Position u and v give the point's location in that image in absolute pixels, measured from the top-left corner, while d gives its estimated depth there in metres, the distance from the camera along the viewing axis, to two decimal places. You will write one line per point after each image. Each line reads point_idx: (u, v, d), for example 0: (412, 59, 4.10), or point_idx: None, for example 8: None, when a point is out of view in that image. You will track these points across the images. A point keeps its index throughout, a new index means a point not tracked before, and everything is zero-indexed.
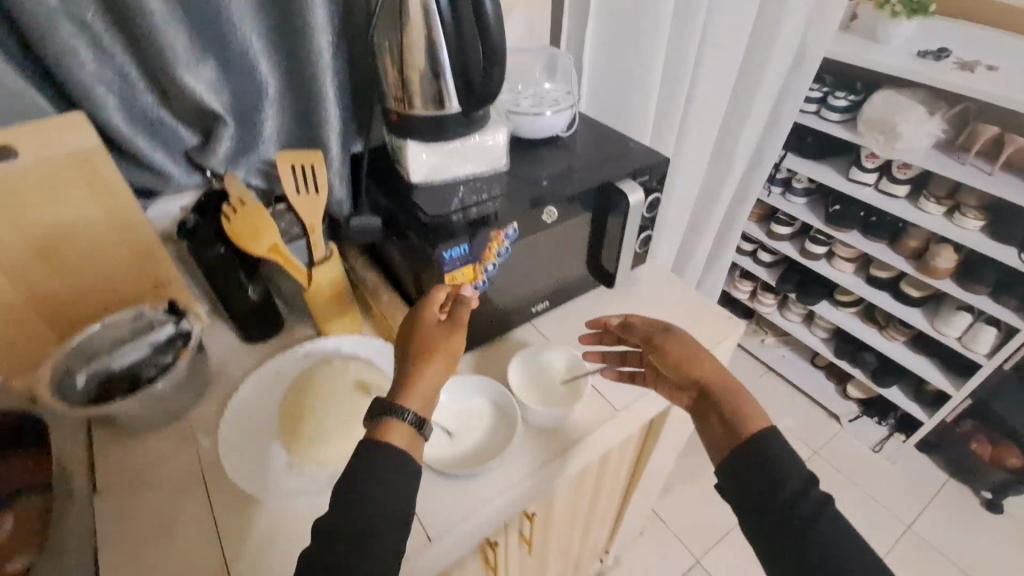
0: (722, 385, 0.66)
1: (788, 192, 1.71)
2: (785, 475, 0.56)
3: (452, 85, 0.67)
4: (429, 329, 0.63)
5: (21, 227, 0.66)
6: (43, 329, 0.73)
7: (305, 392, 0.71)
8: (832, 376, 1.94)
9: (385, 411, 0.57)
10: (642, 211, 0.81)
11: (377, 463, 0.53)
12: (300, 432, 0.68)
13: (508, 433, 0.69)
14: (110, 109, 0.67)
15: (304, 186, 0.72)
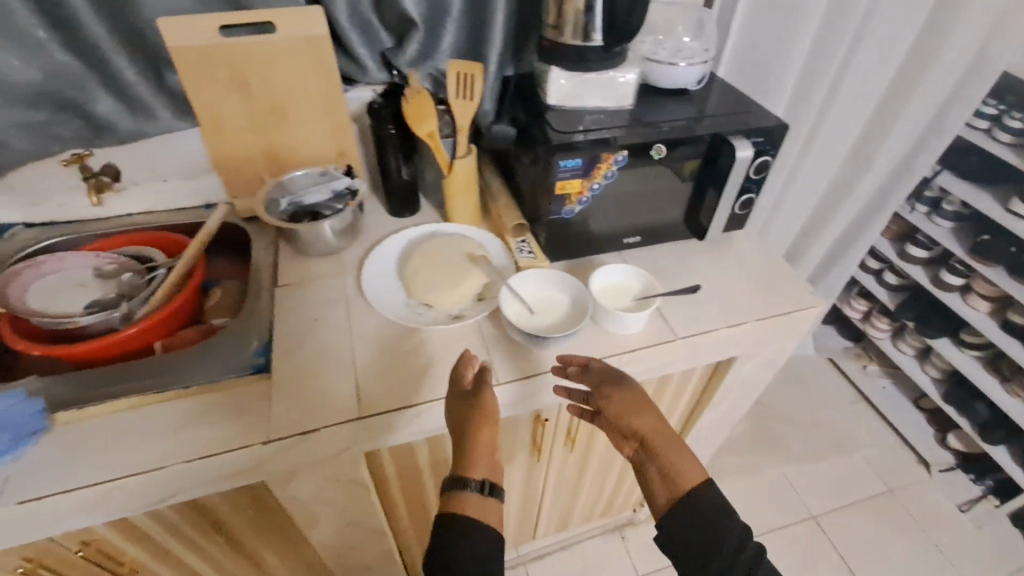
0: (664, 441, 0.69)
1: (935, 213, 1.59)
2: (726, 532, 0.62)
3: (599, 21, 0.80)
4: (482, 420, 0.69)
5: (264, 84, 0.91)
6: (263, 169, 0.99)
7: (425, 251, 0.88)
8: (934, 422, 1.79)
9: (455, 483, 0.66)
10: (747, 169, 0.87)
11: (479, 541, 0.62)
12: (416, 279, 0.85)
13: (580, 319, 0.81)
14: (340, 6, 0.89)
15: (461, 92, 0.88)
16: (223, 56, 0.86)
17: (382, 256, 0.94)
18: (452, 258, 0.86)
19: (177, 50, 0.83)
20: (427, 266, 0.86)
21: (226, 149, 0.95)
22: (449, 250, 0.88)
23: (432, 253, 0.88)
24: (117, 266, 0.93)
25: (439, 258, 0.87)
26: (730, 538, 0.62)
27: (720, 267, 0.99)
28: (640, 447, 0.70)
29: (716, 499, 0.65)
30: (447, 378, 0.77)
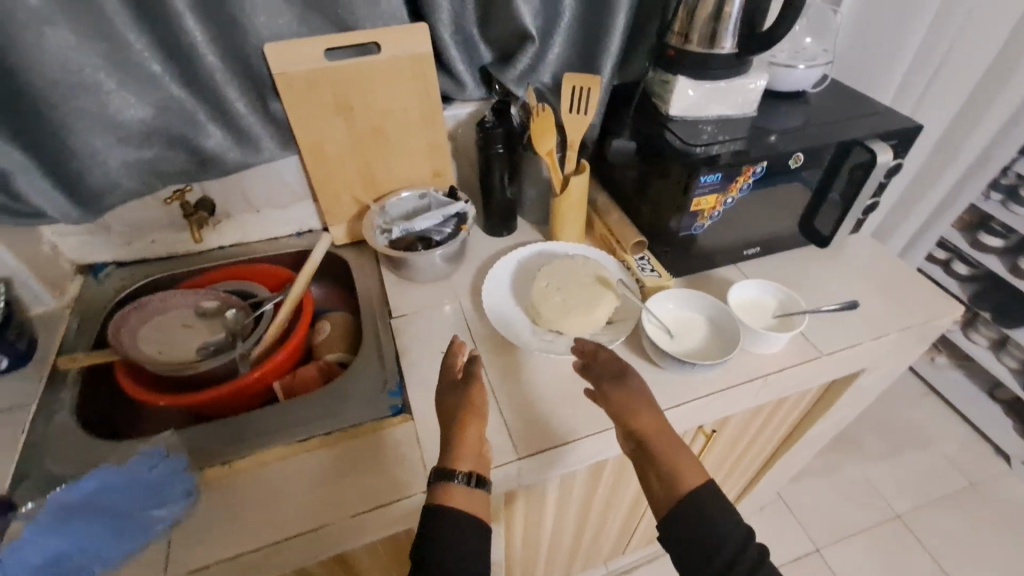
0: (661, 438, 0.63)
1: (1011, 201, 1.53)
2: (727, 534, 0.57)
3: (733, 27, 0.75)
4: (456, 398, 0.66)
5: (366, 107, 0.87)
6: (361, 195, 0.95)
7: (548, 273, 0.85)
8: (1011, 413, 1.75)
9: (439, 474, 0.59)
10: (883, 175, 0.82)
11: (453, 522, 0.56)
12: (542, 301, 0.81)
13: (727, 345, 0.77)
14: (444, 23, 0.83)
15: (576, 106, 0.83)
16: (328, 80, 0.82)
17: (496, 277, 0.90)
18: (578, 280, 0.83)
19: (282, 76, 0.79)
20: (552, 289, 0.82)
21: (326, 176, 0.92)
22: (574, 272, 0.84)
23: (556, 275, 0.84)
24: (219, 301, 0.89)
25: (565, 280, 0.83)
26: (732, 539, 0.58)
27: (841, 275, 0.95)
28: (628, 439, 0.65)
29: (715, 498, 0.60)
30: (595, 410, 0.75)
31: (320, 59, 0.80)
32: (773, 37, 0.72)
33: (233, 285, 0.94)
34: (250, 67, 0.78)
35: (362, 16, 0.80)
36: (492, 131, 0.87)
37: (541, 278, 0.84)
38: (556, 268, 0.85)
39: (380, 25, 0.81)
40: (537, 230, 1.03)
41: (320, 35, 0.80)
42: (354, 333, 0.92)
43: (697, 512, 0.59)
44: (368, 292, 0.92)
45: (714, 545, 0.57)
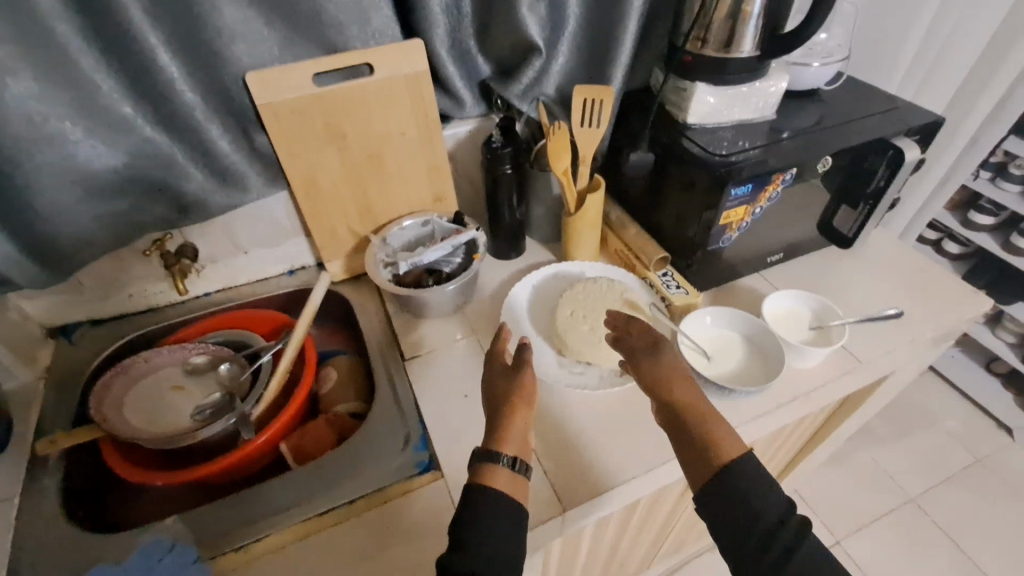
0: (698, 408, 0.60)
1: (1000, 178, 1.53)
2: (769, 505, 0.54)
3: (754, 31, 0.70)
4: (502, 384, 0.63)
5: (360, 133, 0.80)
6: (359, 226, 0.89)
7: (572, 301, 0.79)
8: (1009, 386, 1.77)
9: (484, 455, 0.56)
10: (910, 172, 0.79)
11: (494, 510, 0.53)
12: (570, 332, 0.76)
13: (771, 368, 0.72)
14: (440, 36, 0.77)
15: (587, 120, 0.78)
16: (318, 108, 0.76)
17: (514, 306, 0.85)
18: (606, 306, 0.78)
19: (269, 106, 0.72)
20: (580, 317, 0.77)
21: (321, 210, 0.85)
22: (600, 298, 0.79)
23: (581, 301, 0.79)
24: (210, 355, 0.81)
25: (591, 307, 0.78)
26: (773, 507, 0.54)
27: (866, 275, 0.92)
28: (663, 410, 0.62)
29: (758, 472, 0.56)
30: (640, 447, 0.69)
31: (309, 85, 0.73)
32: (797, 39, 0.68)
33: (224, 335, 0.86)
34: (231, 99, 0.70)
35: (351, 36, 0.73)
36: (500, 151, 0.82)
37: (564, 307, 0.79)
38: (580, 295, 0.80)
39: (371, 45, 0.75)
40: (547, 249, 0.97)
41: (307, 59, 0.73)
42: (363, 379, 0.85)
43: (733, 484, 0.55)
44: (376, 330, 0.86)
45: (755, 517, 0.54)
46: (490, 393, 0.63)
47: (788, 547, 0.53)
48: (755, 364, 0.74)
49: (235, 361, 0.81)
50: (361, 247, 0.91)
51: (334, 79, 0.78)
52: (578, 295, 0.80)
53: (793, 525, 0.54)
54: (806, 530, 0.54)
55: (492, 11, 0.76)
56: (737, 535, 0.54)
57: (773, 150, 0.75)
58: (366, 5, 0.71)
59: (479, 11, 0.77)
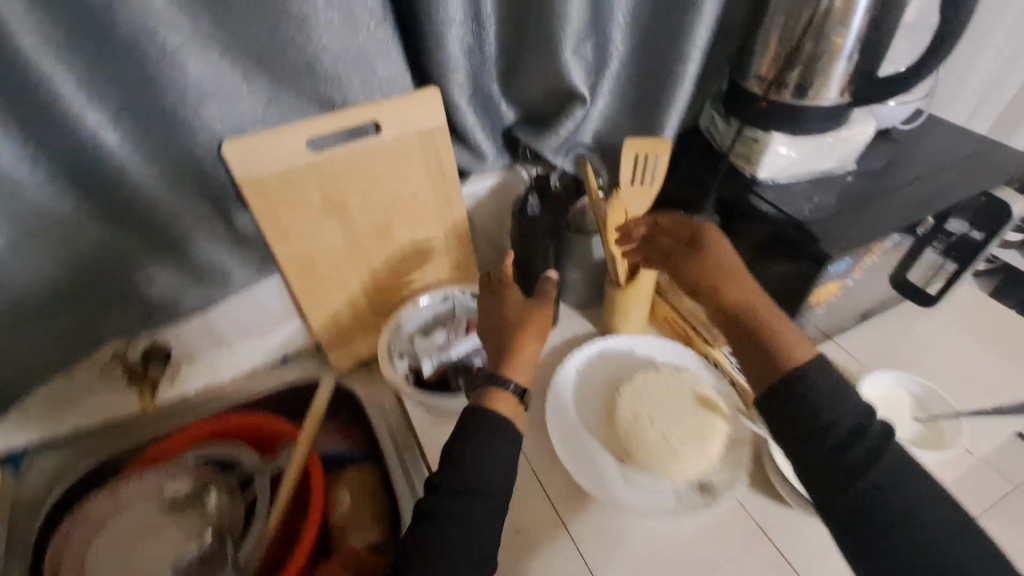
0: (763, 308, 0.54)
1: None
2: (841, 413, 0.47)
3: (847, 75, 0.58)
4: (514, 316, 0.61)
5: (365, 202, 0.66)
6: (365, 307, 0.74)
7: (630, 395, 0.66)
8: None
9: (490, 378, 0.56)
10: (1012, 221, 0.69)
11: (483, 424, 0.52)
12: (633, 440, 0.63)
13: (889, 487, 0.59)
14: (460, 85, 0.63)
15: (637, 176, 0.65)
16: (313, 176, 0.61)
17: (558, 400, 0.71)
18: (676, 401, 0.65)
19: (252, 180, 0.58)
20: (644, 418, 0.64)
21: (320, 293, 0.70)
22: (667, 392, 0.66)
23: (645, 398, 0.66)
24: (193, 480, 0.65)
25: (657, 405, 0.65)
26: (853, 415, 0.47)
27: (950, 334, 0.80)
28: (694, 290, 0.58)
29: (833, 377, 0.49)
30: None
31: (303, 151, 0.59)
32: (901, 84, 0.56)
33: (204, 451, 0.68)
34: (204, 177, 0.56)
35: (353, 89, 0.59)
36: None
37: (624, 406, 0.66)
38: (640, 388, 0.67)
39: (377, 98, 0.61)
40: (584, 317, 0.84)
41: (298, 118, 0.59)
42: (381, 493, 0.70)
43: (796, 391, 0.48)
44: (396, 435, 0.72)
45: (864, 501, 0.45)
46: (497, 312, 0.62)
47: (870, 456, 0.45)
48: None
49: (224, 485, 0.66)
50: (369, 330, 0.76)
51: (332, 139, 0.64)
52: (640, 391, 0.67)
53: (861, 411, 0.47)
54: (891, 438, 0.46)
55: (523, 53, 0.63)
56: (791, 416, 0.48)
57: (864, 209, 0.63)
58: (372, 51, 0.57)
59: (507, 53, 0.64)
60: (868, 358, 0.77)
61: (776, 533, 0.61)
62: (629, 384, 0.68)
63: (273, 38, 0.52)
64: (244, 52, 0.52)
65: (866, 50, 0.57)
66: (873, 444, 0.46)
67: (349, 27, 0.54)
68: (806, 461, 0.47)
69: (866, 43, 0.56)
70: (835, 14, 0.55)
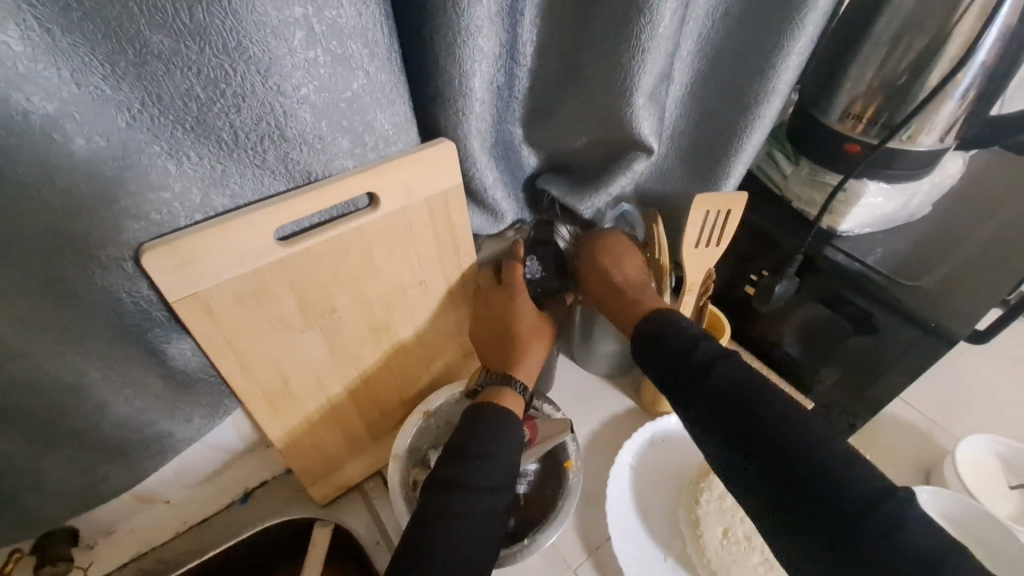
0: (638, 270, 0.56)
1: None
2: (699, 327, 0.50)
3: (959, 115, 0.48)
4: (500, 313, 0.55)
5: (359, 299, 0.48)
6: (358, 424, 0.56)
7: (714, 507, 0.55)
8: None
9: (502, 377, 0.52)
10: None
11: (501, 418, 0.49)
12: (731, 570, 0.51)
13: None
14: (479, 133, 0.47)
15: (705, 238, 0.53)
16: (286, 279, 0.43)
17: (620, 515, 0.57)
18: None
19: (195, 297, 0.39)
20: (737, 537, 0.53)
21: (298, 422, 0.51)
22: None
23: (734, 509, 0.55)
24: None
25: (750, 519, 0.54)
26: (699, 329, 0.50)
27: (999, 372, 0.75)
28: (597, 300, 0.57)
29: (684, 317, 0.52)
30: None
31: (270, 248, 0.40)
32: None
33: None
34: (113, 300, 0.36)
35: (340, 152, 0.41)
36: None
37: (711, 523, 0.55)
38: (725, 497, 0.56)
39: (373, 163, 0.43)
40: (619, 389, 0.70)
41: (259, 198, 0.40)
42: None
43: (668, 323, 0.51)
44: None
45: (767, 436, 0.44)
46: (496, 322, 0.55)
47: (711, 364, 0.47)
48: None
49: None
50: (361, 448, 0.58)
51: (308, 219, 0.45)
52: (725, 502, 0.56)
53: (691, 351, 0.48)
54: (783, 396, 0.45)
55: (564, 91, 0.48)
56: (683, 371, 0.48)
57: (959, 265, 0.53)
58: (369, 101, 0.39)
59: (542, 90, 0.48)
60: (939, 414, 0.69)
61: None
62: (709, 493, 0.56)
63: (220, 93, 0.33)
64: (174, 117, 0.33)
65: (990, 83, 0.47)
66: (730, 369, 0.46)
67: (339, 71, 0.36)
68: (686, 400, 0.48)
69: (991, 76, 0.46)
70: (961, 42, 0.44)
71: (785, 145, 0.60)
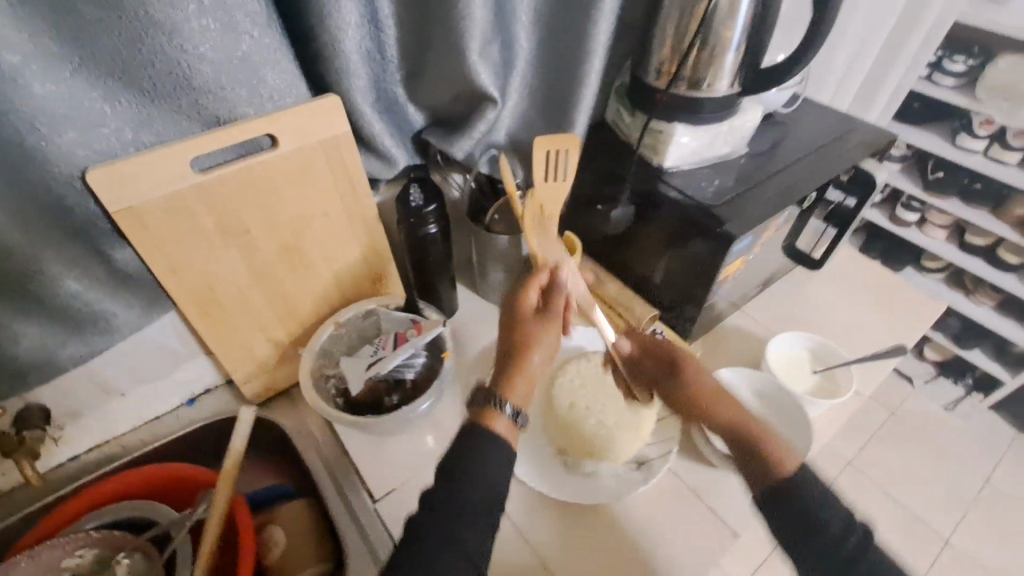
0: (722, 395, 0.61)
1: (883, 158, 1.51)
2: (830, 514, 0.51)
3: (733, 67, 0.62)
4: (519, 320, 0.57)
5: (269, 223, 0.60)
6: (281, 333, 0.69)
7: (565, 387, 0.70)
8: None
9: (484, 397, 0.52)
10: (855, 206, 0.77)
11: (477, 443, 0.50)
12: (570, 430, 0.66)
13: (799, 441, 0.65)
14: (361, 90, 0.60)
15: (552, 174, 0.65)
16: (204, 201, 0.55)
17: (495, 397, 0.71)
18: (607, 390, 0.70)
19: (130, 211, 0.51)
20: (579, 408, 0.68)
21: (226, 325, 0.64)
22: (598, 378, 0.71)
23: (581, 388, 0.70)
24: (98, 547, 0.60)
25: (590, 393, 0.69)
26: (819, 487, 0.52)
27: (834, 293, 0.89)
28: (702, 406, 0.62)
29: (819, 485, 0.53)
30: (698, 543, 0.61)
31: (188, 174, 0.53)
32: (784, 72, 0.62)
33: (108, 516, 0.62)
34: (67, 208, 0.49)
35: (240, 101, 0.54)
36: (424, 209, 0.67)
37: (560, 398, 0.69)
38: (573, 379, 0.71)
39: (269, 111, 0.56)
40: None
41: (177, 137, 0.53)
42: (319, 529, 0.66)
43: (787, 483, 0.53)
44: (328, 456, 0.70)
45: (808, 520, 0.51)
46: (506, 314, 0.58)
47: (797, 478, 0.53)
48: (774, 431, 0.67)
49: (137, 548, 0.60)
50: (287, 355, 0.71)
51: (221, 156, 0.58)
52: (574, 384, 0.70)
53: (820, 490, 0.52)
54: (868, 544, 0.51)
55: (425, 56, 0.61)
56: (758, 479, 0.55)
57: (747, 190, 0.68)
58: (259, 60, 0.52)
59: (409, 54, 0.61)
60: (773, 324, 0.83)
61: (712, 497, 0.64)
62: (563, 378, 0.71)
63: (138, 51, 0.46)
64: (104, 69, 0.46)
65: (751, 41, 0.61)
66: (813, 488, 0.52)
67: (229, 35, 0.49)
68: (751, 470, 0.56)
69: (750, 36, 0.61)
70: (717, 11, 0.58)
71: (626, 98, 0.73)
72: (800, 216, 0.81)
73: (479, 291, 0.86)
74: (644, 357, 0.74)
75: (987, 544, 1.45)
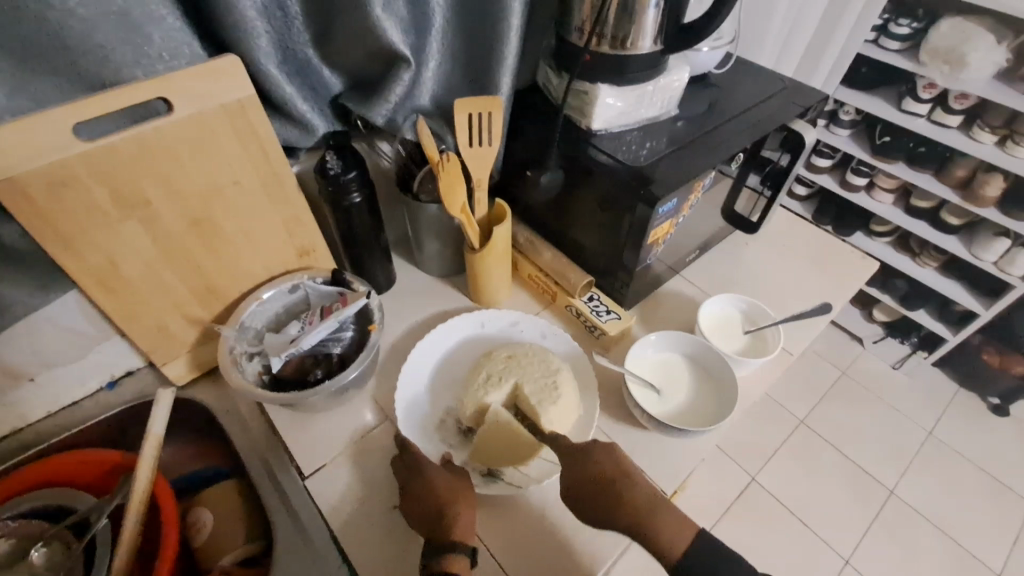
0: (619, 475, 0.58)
1: (833, 123, 1.51)
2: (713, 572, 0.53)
3: (653, 24, 0.61)
4: (455, 491, 0.58)
5: (172, 195, 0.57)
6: (200, 311, 0.67)
7: (494, 359, 0.67)
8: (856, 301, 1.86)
9: (441, 546, 0.52)
10: (783, 170, 0.77)
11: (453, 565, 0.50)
12: (477, 404, 0.63)
13: (725, 402, 0.66)
14: (266, 50, 0.57)
15: (477, 138, 0.63)
16: (94, 172, 0.51)
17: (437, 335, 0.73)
18: (537, 375, 0.64)
19: (9, 183, 0.47)
20: (495, 384, 0.64)
21: (136, 304, 0.61)
22: None
23: (510, 368, 0.65)
24: (14, 538, 0.57)
25: (511, 385, 0.64)
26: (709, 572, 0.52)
27: (772, 257, 0.90)
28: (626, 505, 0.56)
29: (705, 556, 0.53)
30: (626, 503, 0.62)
31: (72, 142, 0.48)
32: (701, 30, 0.61)
33: (23, 506, 0.60)
34: None
35: (125, 62, 0.51)
36: (343, 178, 0.64)
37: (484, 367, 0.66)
38: (498, 369, 0.65)
39: (160, 72, 0.53)
40: (450, 284, 0.83)
41: (59, 102, 0.51)
42: (250, 509, 0.65)
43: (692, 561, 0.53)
44: (256, 435, 0.68)
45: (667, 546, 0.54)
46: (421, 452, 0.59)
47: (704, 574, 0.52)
48: (701, 392, 0.68)
49: (56, 538, 0.59)
50: (209, 332, 0.69)
51: (108, 124, 0.55)
52: (504, 362, 0.66)
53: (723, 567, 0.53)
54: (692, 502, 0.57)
55: (333, 13, 0.58)
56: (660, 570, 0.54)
57: (669, 154, 0.66)
58: (140, 16, 0.50)
59: (316, 12, 0.58)
60: (711, 288, 0.84)
61: (643, 458, 0.65)
62: (495, 353, 0.68)
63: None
64: None
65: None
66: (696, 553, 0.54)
67: None
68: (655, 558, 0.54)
69: None
70: None
71: (554, 59, 0.71)
72: (737, 179, 0.81)
73: (417, 264, 0.84)
74: (568, 346, 0.72)
75: (927, 492, 1.52)
